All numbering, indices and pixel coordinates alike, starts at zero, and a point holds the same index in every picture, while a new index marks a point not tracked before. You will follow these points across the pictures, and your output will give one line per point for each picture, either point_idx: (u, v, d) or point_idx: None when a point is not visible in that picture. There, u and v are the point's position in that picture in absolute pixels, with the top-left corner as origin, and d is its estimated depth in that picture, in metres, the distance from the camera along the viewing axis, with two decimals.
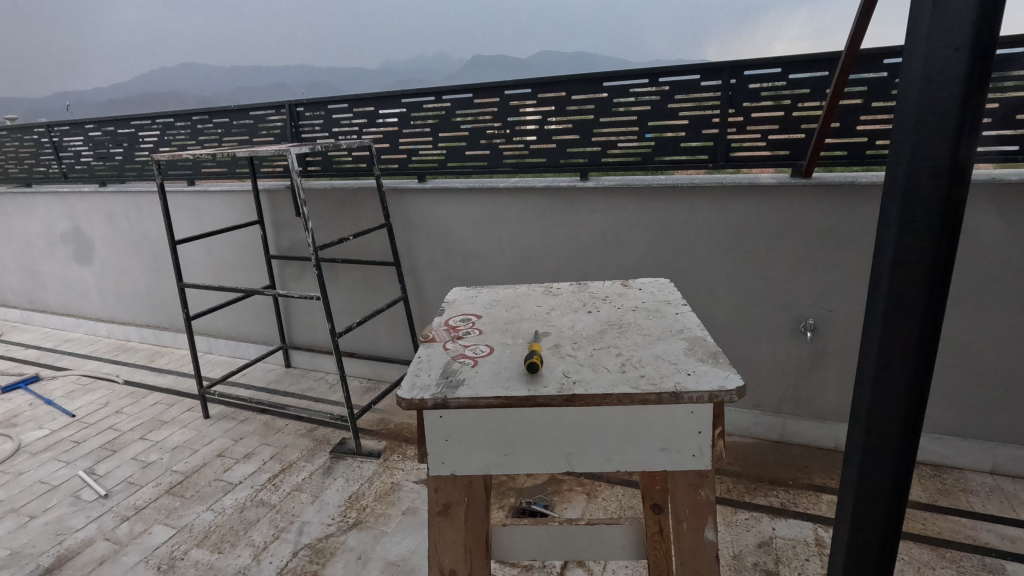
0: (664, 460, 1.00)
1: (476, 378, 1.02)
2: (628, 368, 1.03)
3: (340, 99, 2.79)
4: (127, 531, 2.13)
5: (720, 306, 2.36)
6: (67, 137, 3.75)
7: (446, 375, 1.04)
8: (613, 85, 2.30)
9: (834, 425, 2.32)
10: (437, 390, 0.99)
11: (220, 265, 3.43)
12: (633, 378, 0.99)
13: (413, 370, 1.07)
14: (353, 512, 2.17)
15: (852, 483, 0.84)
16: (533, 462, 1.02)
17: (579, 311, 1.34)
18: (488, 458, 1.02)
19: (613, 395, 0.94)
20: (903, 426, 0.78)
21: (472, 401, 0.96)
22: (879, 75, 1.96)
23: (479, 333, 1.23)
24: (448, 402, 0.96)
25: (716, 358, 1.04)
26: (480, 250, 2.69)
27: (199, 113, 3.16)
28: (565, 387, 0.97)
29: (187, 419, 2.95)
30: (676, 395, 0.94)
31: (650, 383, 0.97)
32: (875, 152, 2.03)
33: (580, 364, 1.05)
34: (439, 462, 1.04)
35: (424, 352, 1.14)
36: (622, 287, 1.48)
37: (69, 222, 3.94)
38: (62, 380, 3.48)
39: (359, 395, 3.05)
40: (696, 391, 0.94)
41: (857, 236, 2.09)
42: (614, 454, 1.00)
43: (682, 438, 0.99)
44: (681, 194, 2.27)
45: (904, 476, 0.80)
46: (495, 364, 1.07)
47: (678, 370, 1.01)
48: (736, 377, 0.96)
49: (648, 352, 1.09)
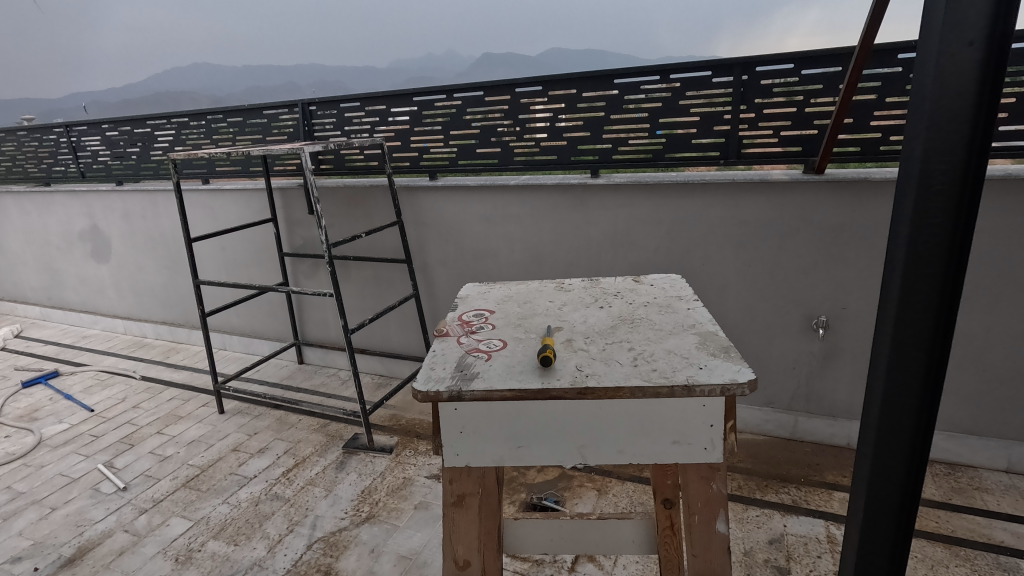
0: (675, 453, 1.01)
1: (489, 372, 1.03)
2: (640, 362, 1.04)
3: (352, 97, 2.82)
4: (145, 522, 2.18)
5: (732, 303, 2.36)
6: (84, 137, 3.82)
7: (461, 369, 1.05)
8: (624, 81, 2.30)
9: (846, 422, 2.31)
10: (451, 383, 1.00)
11: (234, 262, 3.48)
12: (645, 372, 1.00)
13: (428, 364, 1.08)
14: (366, 506, 2.20)
15: (864, 478, 0.85)
16: (546, 454, 1.03)
17: (591, 306, 1.35)
18: (501, 450, 1.04)
19: (626, 388, 0.95)
20: (912, 422, 0.79)
21: (486, 394, 0.97)
22: (893, 70, 1.94)
23: (493, 328, 1.24)
24: (462, 395, 0.97)
25: (728, 352, 1.05)
26: (491, 248, 2.71)
27: (213, 113, 3.21)
28: (578, 380, 0.98)
29: (202, 414, 3.00)
30: (688, 387, 0.95)
31: (662, 376, 0.98)
32: (889, 148, 2.01)
33: (592, 358, 1.06)
34: (454, 453, 1.05)
35: (438, 348, 1.16)
36: (633, 283, 1.48)
37: (86, 221, 4.01)
38: (80, 374, 3.55)
39: (371, 391, 3.08)
40: (708, 384, 0.94)
41: (870, 234, 2.08)
42: (625, 446, 1.01)
43: (695, 431, 0.99)
44: (693, 190, 2.27)
45: (917, 470, 0.80)
46: (508, 358, 1.09)
47: (690, 364, 1.02)
48: (750, 370, 0.97)
49: (659, 347, 1.10)
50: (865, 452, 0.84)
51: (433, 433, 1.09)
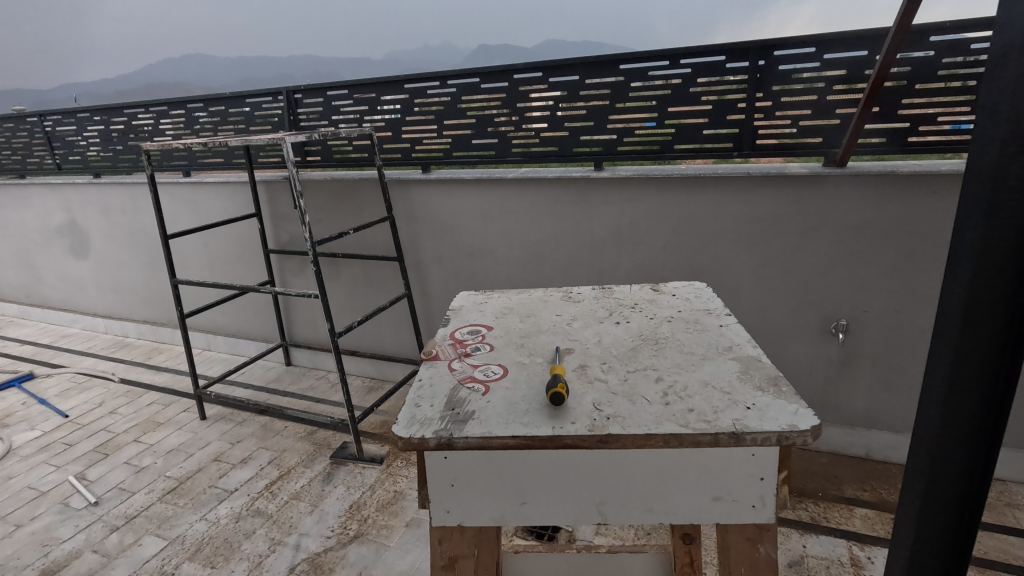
0: (716, 511, 0.85)
1: (488, 412, 0.88)
2: (673, 399, 0.88)
3: (339, 85, 2.64)
4: (116, 542, 2.02)
5: (744, 306, 2.21)
6: (59, 126, 3.63)
7: (453, 407, 0.89)
8: (630, 68, 2.14)
9: (866, 431, 2.18)
10: (441, 427, 0.84)
11: (217, 259, 3.31)
12: (680, 413, 0.84)
13: (413, 400, 0.93)
14: (354, 524, 2.05)
15: (909, 518, 0.66)
16: (557, 512, 0.88)
17: (606, 321, 1.20)
18: (504, 508, 0.88)
19: (658, 436, 0.80)
20: (970, 462, 0.61)
21: (484, 441, 0.82)
22: (924, 55, 1.78)
23: (490, 350, 1.09)
24: (454, 442, 0.82)
25: (778, 387, 0.89)
26: (488, 245, 2.55)
27: (194, 101, 3.03)
28: (597, 425, 0.82)
29: (183, 420, 2.84)
30: (737, 436, 0.79)
31: (702, 420, 0.82)
32: (918, 140, 1.86)
33: (613, 394, 0.91)
34: (444, 511, 0.89)
35: (426, 375, 1.01)
36: (651, 292, 1.34)
37: (64, 216, 3.83)
38: (57, 377, 3.38)
39: (362, 395, 2.93)
40: (761, 432, 0.79)
41: (894, 232, 1.93)
42: (655, 503, 0.86)
43: (741, 486, 0.84)
44: (704, 185, 2.12)
45: (969, 519, 0.63)
46: (510, 392, 0.93)
47: (735, 403, 0.86)
48: (812, 415, 0.81)
49: (693, 377, 0.95)
50: (910, 489, 0.66)
51: (420, 483, 0.94)
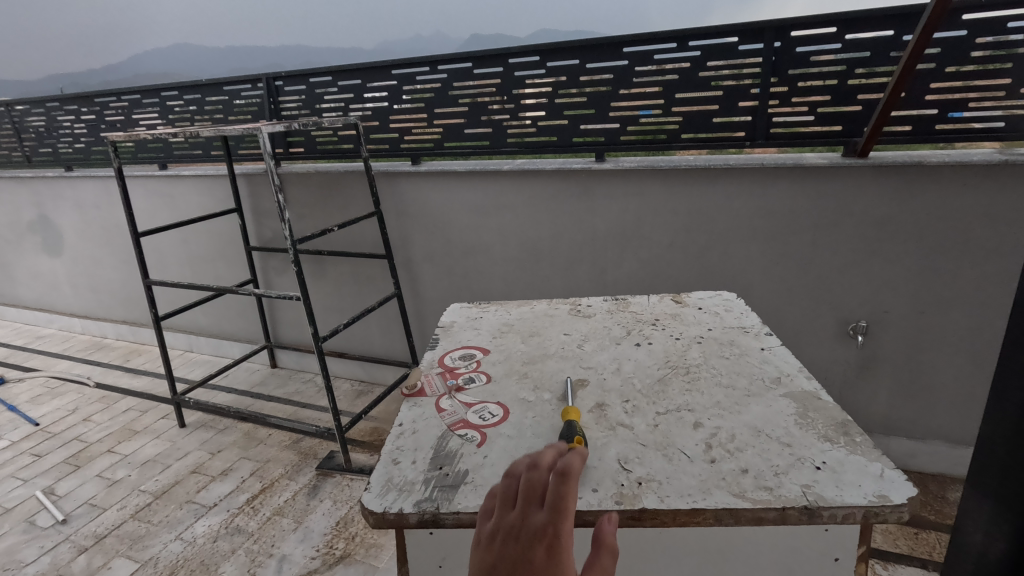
0: None
1: (482, 473, 0.79)
2: (719, 456, 0.80)
3: (322, 71, 2.47)
4: (84, 565, 1.88)
5: (756, 305, 2.08)
6: (27, 116, 3.43)
7: (440, 467, 0.80)
8: (635, 51, 1.98)
9: (881, 438, 2.06)
10: (424, 497, 0.75)
11: (197, 256, 3.14)
12: (731, 476, 0.76)
13: (391, 455, 0.84)
14: (340, 543, 1.91)
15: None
16: None
17: (624, 343, 1.13)
18: None
19: (708, 512, 0.71)
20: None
21: (479, 516, 0.72)
22: (956, 34, 1.64)
23: (486, 382, 1.01)
24: (440, 518, 0.73)
25: (850, 437, 0.82)
26: (482, 242, 2.40)
27: (168, 89, 2.84)
28: (626, 496, 0.73)
29: (161, 428, 2.69)
30: (811, 512, 0.70)
31: (762, 488, 0.73)
32: (947, 128, 1.72)
33: (642, 446, 0.83)
34: None
35: (406, 418, 0.93)
36: (675, 307, 1.29)
37: (35, 211, 3.64)
38: (29, 381, 3.21)
39: (350, 399, 2.79)
40: (840, 508, 0.70)
41: (920, 228, 1.80)
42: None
43: (810, 566, 0.79)
44: (715, 177, 1.97)
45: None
46: (512, 443, 0.85)
47: (799, 462, 0.78)
48: (901, 483, 0.73)
49: (741, 423, 0.87)
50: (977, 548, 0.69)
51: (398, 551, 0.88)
